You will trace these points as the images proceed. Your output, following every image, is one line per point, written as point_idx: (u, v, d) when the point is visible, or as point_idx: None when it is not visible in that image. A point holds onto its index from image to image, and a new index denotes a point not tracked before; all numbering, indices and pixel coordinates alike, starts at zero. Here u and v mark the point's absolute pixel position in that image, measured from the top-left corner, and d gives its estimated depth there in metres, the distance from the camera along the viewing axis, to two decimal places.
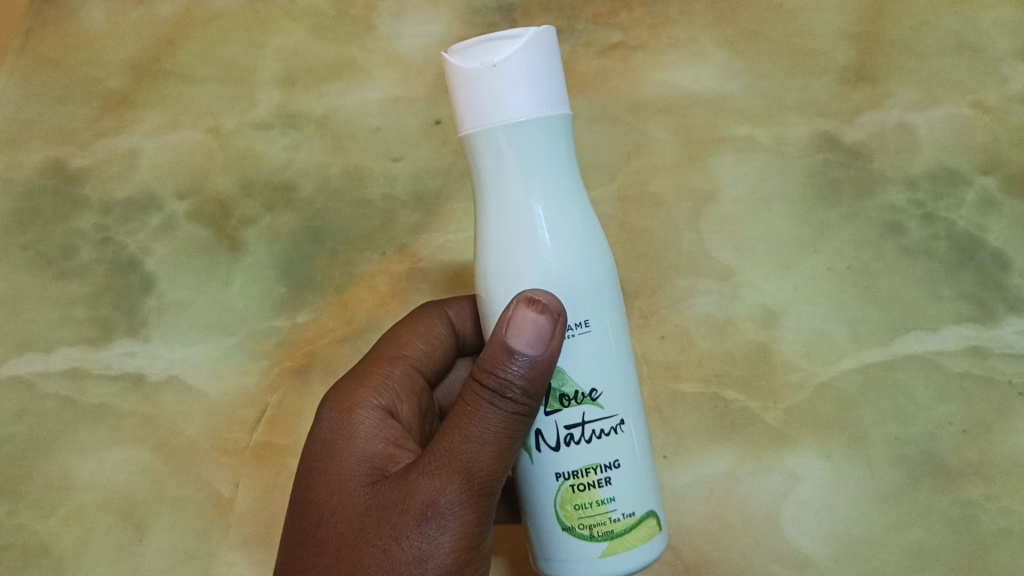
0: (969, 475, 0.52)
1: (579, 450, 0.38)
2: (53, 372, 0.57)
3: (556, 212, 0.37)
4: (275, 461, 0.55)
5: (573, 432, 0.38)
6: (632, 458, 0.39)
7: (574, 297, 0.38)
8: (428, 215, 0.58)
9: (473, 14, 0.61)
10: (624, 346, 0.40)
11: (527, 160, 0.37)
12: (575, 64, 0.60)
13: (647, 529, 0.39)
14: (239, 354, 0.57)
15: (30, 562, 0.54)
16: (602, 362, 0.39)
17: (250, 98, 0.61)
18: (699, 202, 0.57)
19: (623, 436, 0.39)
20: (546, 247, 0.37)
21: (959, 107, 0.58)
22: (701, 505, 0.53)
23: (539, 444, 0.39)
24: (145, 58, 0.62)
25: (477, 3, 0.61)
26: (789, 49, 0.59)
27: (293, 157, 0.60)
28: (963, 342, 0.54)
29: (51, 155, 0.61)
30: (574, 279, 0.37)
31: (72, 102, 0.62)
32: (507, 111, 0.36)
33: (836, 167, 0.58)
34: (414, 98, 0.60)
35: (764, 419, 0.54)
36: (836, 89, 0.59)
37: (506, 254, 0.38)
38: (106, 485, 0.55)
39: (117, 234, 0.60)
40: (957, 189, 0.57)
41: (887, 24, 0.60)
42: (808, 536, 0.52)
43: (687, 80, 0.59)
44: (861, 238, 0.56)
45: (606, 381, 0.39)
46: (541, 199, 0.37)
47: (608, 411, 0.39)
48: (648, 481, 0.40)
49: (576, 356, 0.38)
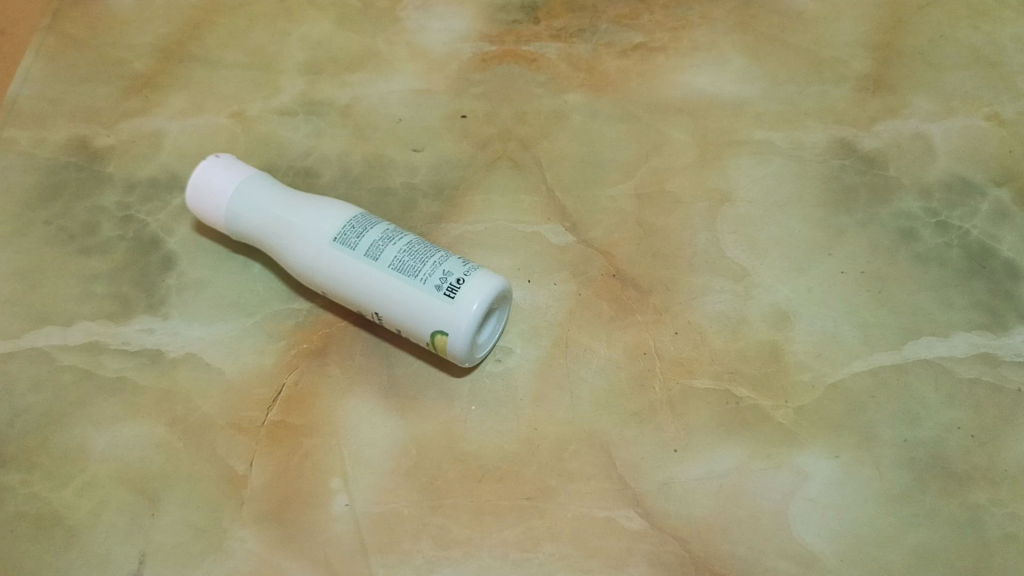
0: (977, 480, 0.50)
1: (396, 282, 0.50)
2: (73, 346, 0.55)
3: (247, 208, 0.54)
4: (290, 440, 0.52)
5: (332, 295, 0.53)
6: (381, 297, 0.50)
7: (312, 276, 0.52)
8: (446, 206, 0.60)
9: (496, 23, 0.68)
10: (315, 256, 0.52)
11: (243, 180, 0.54)
12: (599, 63, 0.66)
13: (452, 351, 0.49)
14: (257, 334, 0.56)
15: (15, 534, 0.49)
16: (312, 269, 0.52)
17: (274, 85, 0.66)
18: (716, 202, 0.60)
19: (349, 294, 0.51)
20: (315, 226, 0.52)
21: (976, 120, 0.62)
22: (710, 500, 0.49)
23: (385, 240, 0.51)
24: (173, 44, 0.68)
25: (501, 13, 0.69)
26: (808, 56, 0.66)
27: (316, 143, 0.63)
28: (973, 349, 0.54)
29: (75, 133, 0.64)
30: (293, 243, 0.53)
31: (99, 84, 0.66)
32: (221, 170, 0.55)
33: (852, 173, 0.60)
34: (436, 92, 0.65)
35: (775, 417, 0.52)
36: (853, 96, 0.64)
37: (306, 231, 0.52)
38: (121, 458, 0.51)
39: (139, 213, 0.61)
40: (971, 200, 0.59)
41: (905, 38, 0.66)
42: (815, 534, 0.48)
43: (708, 82, 0.65)
44: (874, 244, 0.58)
45: (323, 274, 0.52)
46: (241, 208, 0.54)
47: (344, 290, 0.52)
48: (441, 305, 0.49)
49: (310, 276, 0.53)
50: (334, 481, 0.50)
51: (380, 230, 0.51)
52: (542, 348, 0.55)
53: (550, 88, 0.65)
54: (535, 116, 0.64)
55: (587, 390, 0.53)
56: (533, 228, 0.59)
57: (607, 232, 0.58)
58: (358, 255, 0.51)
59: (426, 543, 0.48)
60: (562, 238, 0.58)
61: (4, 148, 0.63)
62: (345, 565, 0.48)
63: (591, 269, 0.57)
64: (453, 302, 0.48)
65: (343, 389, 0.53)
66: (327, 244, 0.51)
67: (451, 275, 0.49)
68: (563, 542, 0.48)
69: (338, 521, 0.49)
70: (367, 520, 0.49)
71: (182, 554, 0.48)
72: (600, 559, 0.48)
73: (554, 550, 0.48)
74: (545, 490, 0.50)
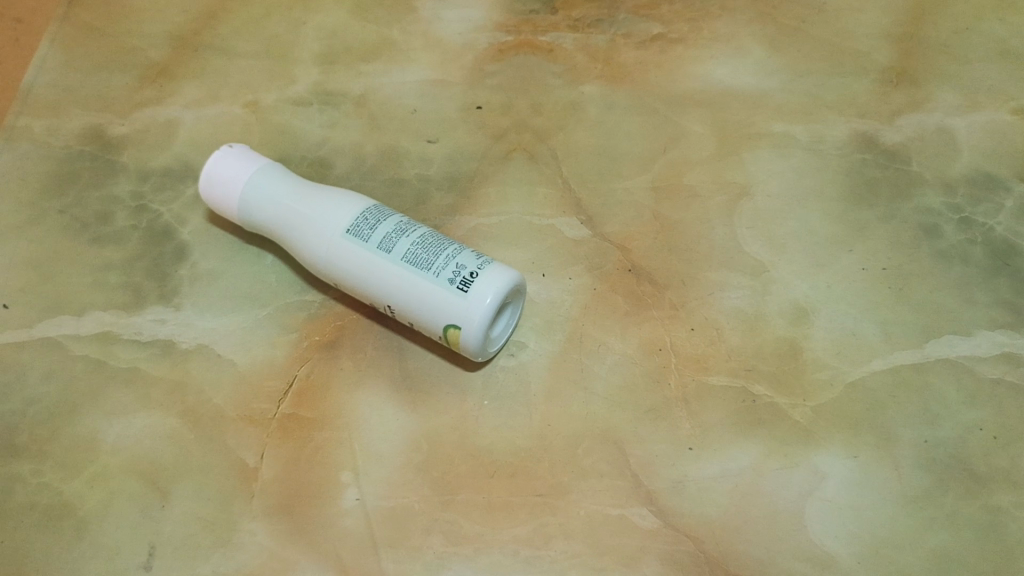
0: (999, 482, 0.49)
1: (409, 275, 0.49)
2: (85, 336, 0.55)
3: (260, 200, 0.54)
4: (301, 433, 0.51)
5: (345, 287, 0.52)
6: (394, 290, 0.50)
7: (323, 268, 0.52)
8: (461, 198, 0.59)
9: (513, 13, 0.67)
10: (327, 248, 0.51)
11: (255, 171, 0.54)
12: (616, 54, 0.65)
13: (465, 344, 0.49)
14: (269, 326, 0.55)
15: (24, 525, 0.49)
16: (324, 261, 0.52)
17: (289, 75, 0.65)
18: (734, 196, 0.59)
19: (362, 287, 0.51)
20: (327, 218, 0.52)
21: (1001, 114, 0.61)
22: (725, 499, 0.49)
23: (397, 233, 0.50)
24: (188, 33, 0.67)
25: (518, 3, 0.68)
26: (830, 48, 0.65)
27: (330, 134, 0.62)
28: (996, 348, 0.53)
29: (89, 122, 0.63)
30: (306, 235, 0.52)
31: (114, 73, 0.66)
32: (234, 160, 0.54)
33: (873, 167, 0.59)
34: (451, 83, 0.64)
35: (792, 416, 0.51)
36: (875, 89, 0.63)
37: (318, 224, 0.52)
38: (132, 450, 0.51)
39: (153, 203, 0.60)
40: (995, 196, 0.58)
41: (929, 30, 0.65)
42: (832, 535, 0.48)
43: (727, 74, 0.64)
44: (896, 240, 0.57)
45: (336, 267, 0.51)
46: (253, 200, 0.54)
47: (356, 282, 0.51)
48: (455, 300, 0.48)
49: (323, 269, 0.52)
50: (345, 474, 0.50)
51: (393, 222, 0.51)
52: (556, 342, 0.54)
53: (567, 79, 0.64)
54: (551, 108, 0.63)
55: (601, 385, 0.52)
56: (548, 221, 0.58)
57: (622, 226, 0.58)
58: (371, 248, 0.50)
59: (437, 539, 0.48)
60: (577, 232, 0.58)
61: (18, 137, 0.63)
62: (355, 560, 0.47)
63: (606, 263, 0.56)
64: (467, 296, 0.48)
65: (355, 382, 0.53)
66: (339, 236, 0.51)
67: (464, 268, 0.49)
68: (575, 539, 0.48)
69: (348, 515, 0.49)
70: (377, 515, 0.49)
71: (192, 547, 0.48)
72: (612, 557, 0.47)
73: (566, 548, 0.47)
74: (558, 487, 0.49)
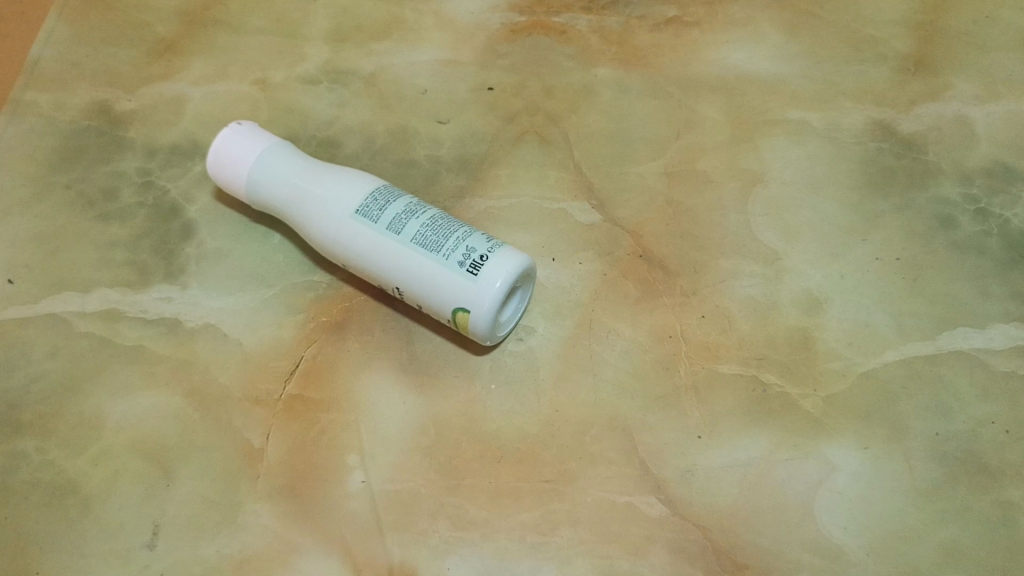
0: (1011, 477, 0.48)
1: (419, 257, 0.48)
2: (90, 313, 0.54)
3: (269, 178, 0.53)
4: (308, 415, 0.51)
5: (353, 269, 0.52)
6: (404, 272, 0.49)
7: (332, 248, 0.51)
8: (471, 180, 0.59)
9: None
10: (336, 228, 0.51)
11: (264, 149, 0.53)
12: (631, 37, 0.64)
13: (474, 328, 0.48)
14: (275, 307, 0.55)
15: (27, 503, 0.49)
16: (333, 242, 0.51)
17: (298, 53, 0.65)
18: (748, 183, 0.58)
19: (371, 268, 0.50)
20: (337, 199, 0.51)
21: (1019, 104, 0.60)
22: (734, 489, 0.48)
23: (407, 214, 0.50)
24: (197, 8, 0.67)
25: None
26: (847, 34, 0.64)
27: (339, 113, 0.62)
28: (1010, 341, 0.52)
29: (96, 97, 0.63)
30: (315, 215, 0.51)
31: (122, 48, 0.65)
32: (244, 139, 0.54)
33: (890, 156, 0.59)
34: (463, 63, 0.63)
35: (803, 406, 0.50)
36: (893, 76, 0.62)
37: (329, 204, 0.51)
38: (136, 429, 0.51)
39: (160, 180, 0.60)
40: (1013, 188, 0.57)
41: (948, 17, 0.64)
42: (842, 527, 0.47)
43: (742, 59, 0.63)
44: (911, 230, 0.56)
45: (345, 248, 0.51)
46: (263, 179, 0.53)
47: (365, 263, 0.50)
48: (464, 283, 0.47)
49: (332, 249, 0.52)
50: (351, 457, 0.50)
51: (403, 203, 0.50)
52: (565, 328, 0.53)
53: (580, 62, 0.63)
54: (564, 91, 0.62)
55: (610, 372, 0.52)
56: (560, 205, 0.57)
57: (634, 212, 0.57)
58: (380, 229, 0.49)
59: (443, 524, 0.47)
60: (588, 216, 0.57)
61: (24, 112, 0.62)
62: (360, 544, 0.47)
63: (617, 249, 0.56)
64: (477, 279, 0.47)
65: (362, 364, 0.53)
66: (349, 217, 0.50)
67: (474, 251, 0.48)
68: (582, 527, 0.47)
69: (354, 498, 0.48)
70: (383, 498, 0.48)
71: (196, 527, 0.48)
72: (620, 545, 0.47)
73: (572, 535, 0.47)
74: (565, 473, 0.49)
